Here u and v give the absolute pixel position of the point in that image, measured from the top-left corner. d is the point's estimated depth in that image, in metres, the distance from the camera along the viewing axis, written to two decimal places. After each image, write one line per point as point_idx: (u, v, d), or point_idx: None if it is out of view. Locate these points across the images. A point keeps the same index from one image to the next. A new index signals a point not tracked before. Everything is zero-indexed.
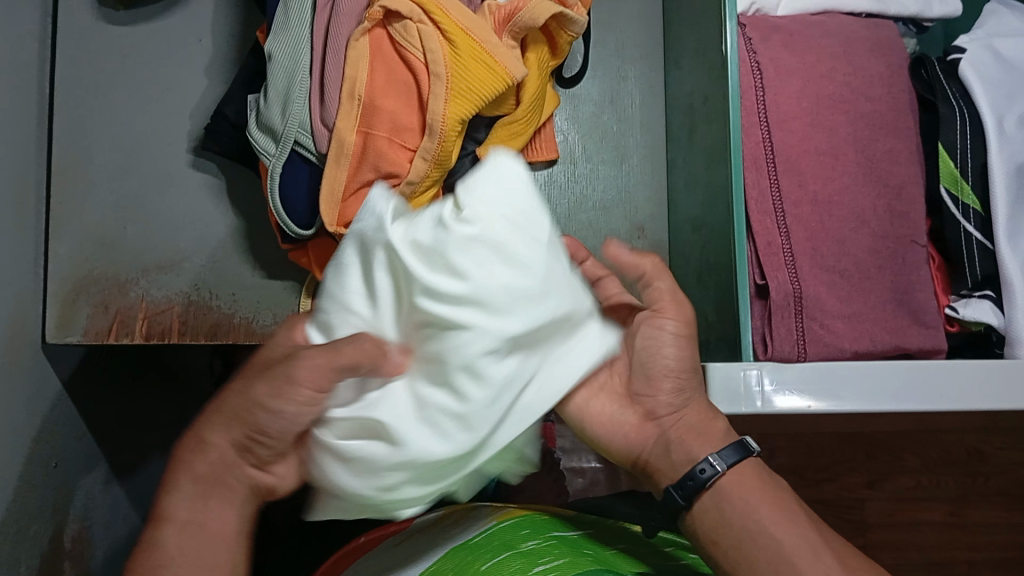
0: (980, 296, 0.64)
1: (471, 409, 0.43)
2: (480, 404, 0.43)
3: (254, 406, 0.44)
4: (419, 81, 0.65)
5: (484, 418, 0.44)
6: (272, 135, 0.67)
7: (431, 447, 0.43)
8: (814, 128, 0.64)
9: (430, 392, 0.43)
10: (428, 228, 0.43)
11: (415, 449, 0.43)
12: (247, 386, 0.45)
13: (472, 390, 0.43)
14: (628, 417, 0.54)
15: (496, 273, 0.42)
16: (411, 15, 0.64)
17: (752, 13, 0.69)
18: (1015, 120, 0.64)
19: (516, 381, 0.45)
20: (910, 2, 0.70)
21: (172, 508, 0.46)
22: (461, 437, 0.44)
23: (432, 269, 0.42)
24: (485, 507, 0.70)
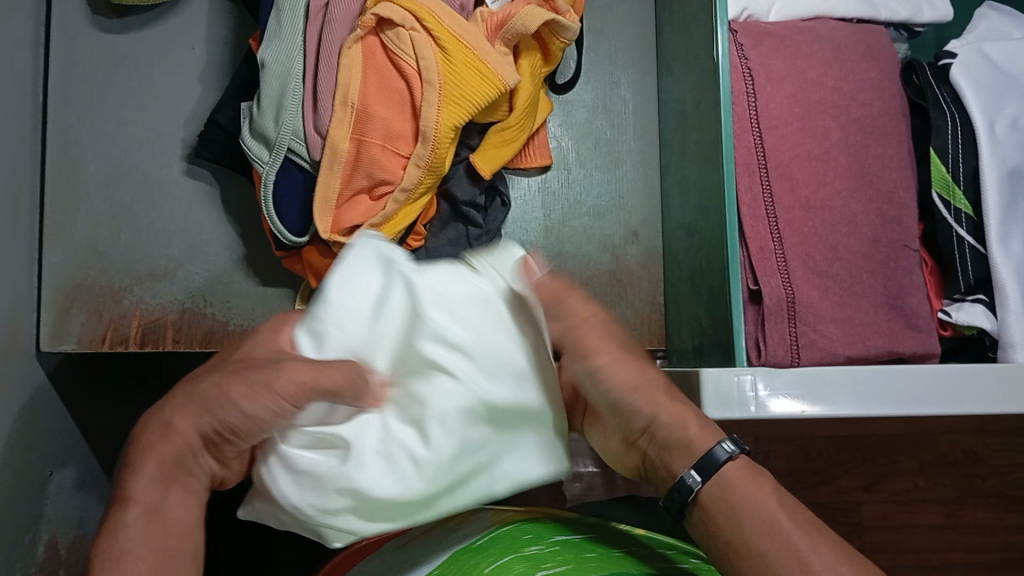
0: (973, 300, 0.64)
1: (434, 461, 0.45)
2: (444, 455, 0.45)
3: (227, 403, 0.42)
4: (413, 89, 0.65)
5: (440, 473, 0.45)
6: (265, 142, 0.67)
7: (384, 486, 0.44)
8: (806, 134, 0.64)
9: (401, 431, 0.45)
10: (445, 280, 0.47)
11: (369, 486, 0.43)
12: (218, 382, 0.43)
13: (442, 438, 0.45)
14: (614, 441, 0.52)
15: (490, 339, 0.46)
16: (404, 22, 0.64)
17: (743, 19, 0.70)
18: (1006, 124, 0.64)
19: (478, 449, 0.46)
20: (901, 7, 0.71)
21: (133, 489, 0.42)
22: (412, 487, 0.45)
23: (439, 314, 0.46)
24: (487, 510, 0.70)
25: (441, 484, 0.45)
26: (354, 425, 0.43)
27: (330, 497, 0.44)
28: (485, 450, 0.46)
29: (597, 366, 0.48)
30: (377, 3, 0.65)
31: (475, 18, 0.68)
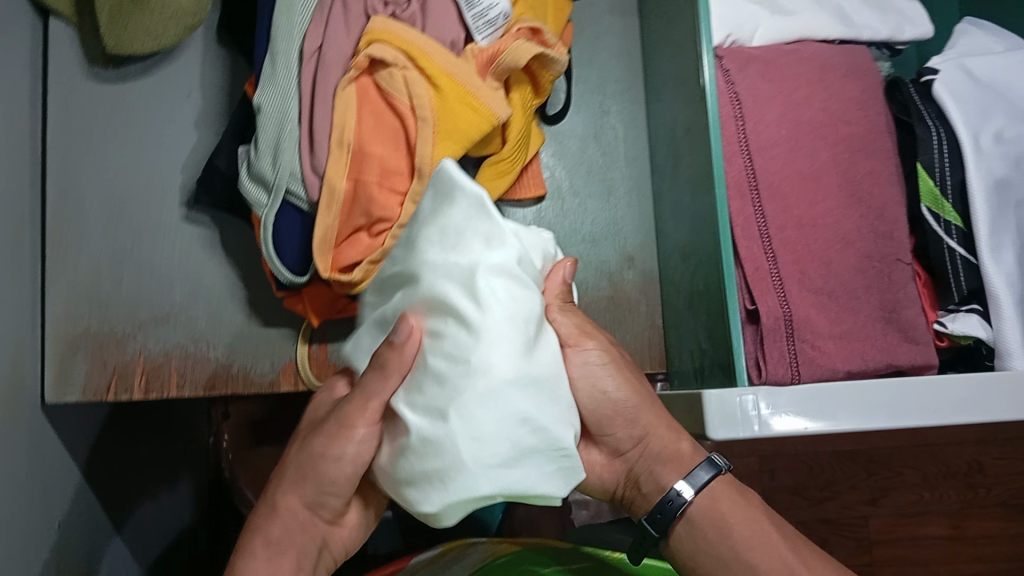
0: (967, 310, 0.65)
1: (496, 418, 0.46)
2: (505, 415, 0.46)
3: (316, 458, 0.56)
4: (407, 126, 0.67)
5: (471, 397, 0.46)
6: (263, 185, 0.68)
7: (451, 439, 0.46)
8: (794, 154, 0.65)
9: (437, 362, 0.47)
10: (438, 228, 0.49)
11: (442, 437, 0.46)
12: (306, 451, 0.58)
13: (505, 393, 0.46)
14: (595, 457, 0.61)
15: (487, 273, 0.47)
16: (396, 62, 0.66)
17: (728, 46, 0.71)
18: (991, 137, 0.65)
19: (504, 379, 0.46)
20: (880, 27, 0.72)
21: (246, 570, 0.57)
22: (477, 449, 0.46)
23: (446, 252, 0.48)
24: (482, 542, 0.69)
25: (507, 449, 0.47)
26: (429, 372, 0.48)
27: (416, 454, 0.48)
28: (508, 383, 0.46)
29: (591, 366, 0.55)
30: (370, 43, 0.67)
31: (466, 54, 0.69)
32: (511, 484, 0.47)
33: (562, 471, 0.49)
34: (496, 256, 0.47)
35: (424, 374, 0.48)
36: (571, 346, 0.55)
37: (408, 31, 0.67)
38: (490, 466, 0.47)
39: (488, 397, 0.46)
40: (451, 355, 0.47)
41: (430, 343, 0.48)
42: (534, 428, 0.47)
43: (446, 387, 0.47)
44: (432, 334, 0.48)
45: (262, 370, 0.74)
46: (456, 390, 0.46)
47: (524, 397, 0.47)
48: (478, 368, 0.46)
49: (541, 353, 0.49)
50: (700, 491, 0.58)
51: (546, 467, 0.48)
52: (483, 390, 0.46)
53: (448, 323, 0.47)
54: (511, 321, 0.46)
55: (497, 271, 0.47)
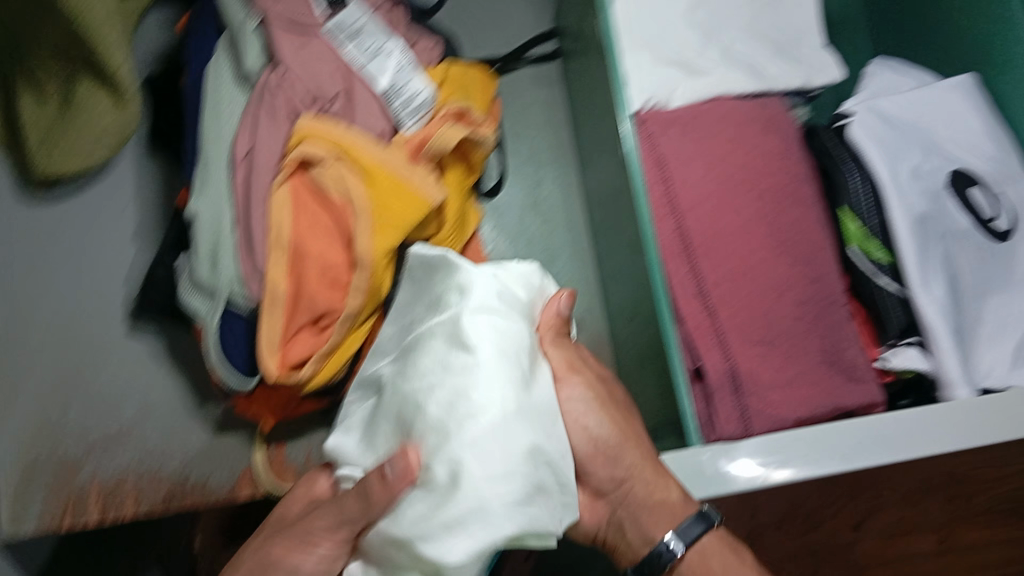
0: (907, 344, 0.67)
1: (506, 451, 0.47)
2: (513, 448, 0.48)
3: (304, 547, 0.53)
4: (342, 219, 0.67)
5: (478, 430, 0.47)
6: (204, 294, 0.69)
7: (467, 480, 0.46)
8: (721, 211, 0.67)
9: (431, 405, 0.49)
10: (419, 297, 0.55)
11: (457, 480, 0.46)
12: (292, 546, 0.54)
13: (509, 427, 0.48)
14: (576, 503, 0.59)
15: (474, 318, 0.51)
16: (328, 156, 0.67)
17: (649, 107, 0.71)
18: (908, 174, 0.67)
19: (508, 410, 0.48)
20: (792, 78, 0.74)
21: None
22: (494, 486, 0.47)
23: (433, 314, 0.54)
24: None
25: (521, 483, 0.48)
26: (429, 426, 0.48)
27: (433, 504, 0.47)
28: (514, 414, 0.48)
29: (576, 403, 0.57)
30: (300, 141, 0.68)
31: (395, 141, 0.70)
32: (530, 522, 0.47)
33: (564, 506, 0.50)
34: (478, 303, 0.52)
35: (424, 430, 0.48)
36: (560, 381, 0.56)
37: (336, 125, 0.68)
38: (509, 506, 0.47)
39: (495, 429, 0.47)
40: (450, 394, 0.48)
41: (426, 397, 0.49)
42: (543, 459, 0.49)
43: (452, 431, 0.47)
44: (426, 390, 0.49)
45: (219, 478, 0.73)
46: (461, 429, 0.47)
47: (528, 429, 0.49)
48: (480, 403, 0.48)
49: (536, 389, 0.51)
50: (690, 546, 0.56)
51: (553, 503, 0.50)
52: (490, 422, 0.47)
53: (442, 374, 0.49)
54: (503, 356, 0.50)
55: (483, 316, 0.51)
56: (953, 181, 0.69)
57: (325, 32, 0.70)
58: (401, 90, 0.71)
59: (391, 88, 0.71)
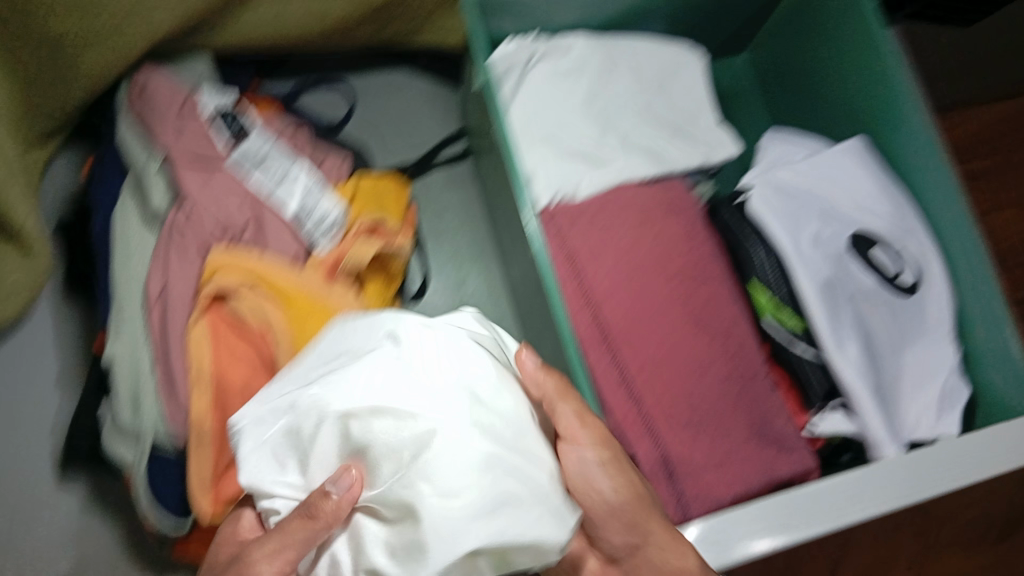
0: (832, 407, 0.68)
1: (465, 465, 0.46)
2: (472, 461, 0.47)
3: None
4: (263, 348, 0.67)
5: (437, 446, 0.46)
6: (128, 440, 0.68)
7: (427, 497, 0.45)
8: (635, 297, 0.68)
9: (378, 424, 0.47)
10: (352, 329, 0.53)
11: (416, 499, 0.45)
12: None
13: (463, 442, 0.47)
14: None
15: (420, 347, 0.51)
16: (244, 284, 0.67)
17: (556, 203, 0.72)
18: (810, 242, 0.68)
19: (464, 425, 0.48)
20: (691, 157, 0.77)
21: None
22: (456, 502, 0.45)
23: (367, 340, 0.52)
24: None
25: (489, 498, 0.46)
26: (382, 453, 0.47)
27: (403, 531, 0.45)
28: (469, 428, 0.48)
29: (586, 466, 0.55)
30: (213, 273, 0.67)
31: (310, 262, 0.70)
32: (497, 532, 0.45)
33: (551, 512, 0.48)
34: (421, 340, 0.52)
35: (379, 456, 0.47)
36: (565, 440, 0.55)
37: (248, 253, 0.68)
38: (474, 518, 0.45)
39: (451, 446, 0.47)
40: (400, 417, 0.47)
41: (372, 426, 0.47)
42: (505, 470, 0.48)
43: (409, 455, 0.46)
44: (370, 417, 0.48)
45: None
46: (416, 454, 0.46)
47: (484, 443, 0.48)
48: (435, 426, 0.47)
49: (497, 411, 0.50)
50: None
51: (530, 511, 0.47)
52: (444, 442, 0.47)
53: (388, 399, 0.48)
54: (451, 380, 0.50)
55: (428, 353, 0.51)
56: (855, 244, 0.70)
57: (229, 165, 0.70)
58: (311, 211, 0.72)
59: (300, 211, 0.71)
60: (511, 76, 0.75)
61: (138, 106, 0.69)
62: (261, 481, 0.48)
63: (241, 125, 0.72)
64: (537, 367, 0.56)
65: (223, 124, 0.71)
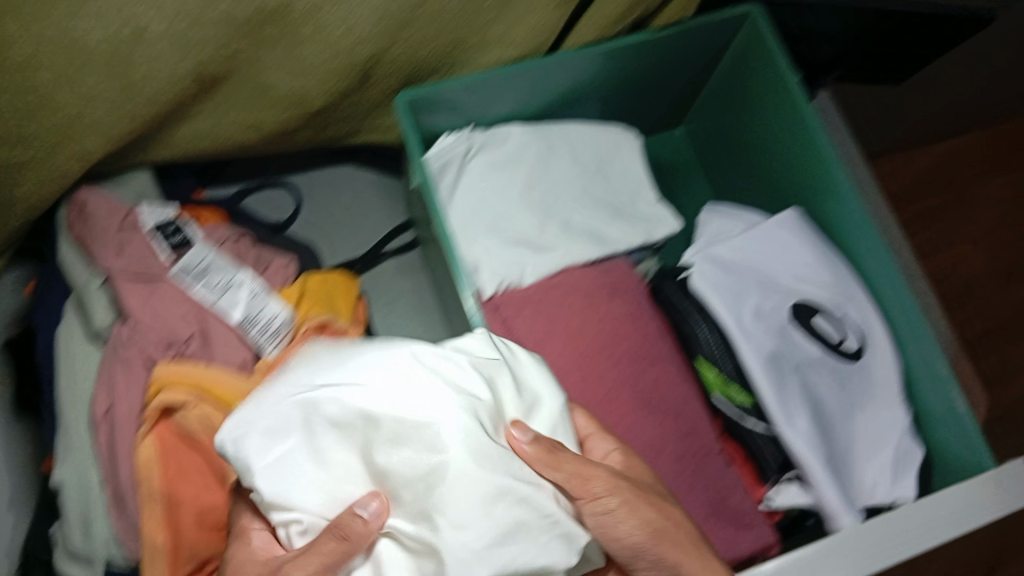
0: (787, 478, 0.68)
1: (474, 495, 0.42)
2: (481, 494, 0.42)
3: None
4: (214, 460, 0.67)
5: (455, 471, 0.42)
6: (81, 565, 0.66)
7: (444, 532, 0.41)
8: (585, 382, 0.69)
9: (392, 450, 0.43)
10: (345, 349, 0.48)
11: (432, 535, 0.42)
12: None
13: (467, 475, 0.42)
14: None
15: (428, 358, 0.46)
16: (188, 401, 0.66)
17: (502, 291, 0.72)
18: (751, 316, 0.69)
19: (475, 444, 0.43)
20: (632, 235, 0.77)
21: None
22: (471, 539, 0.41)
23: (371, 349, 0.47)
24: None
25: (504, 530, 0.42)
26: (401, 482, 0.43)
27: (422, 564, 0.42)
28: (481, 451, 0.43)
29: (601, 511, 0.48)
30: (157, 391, 0.67)
31: (258, 369, 0.69)
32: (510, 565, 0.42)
33: (558, 538, 0.43)
34: (437, 358, 0.46)
35: (392, 485, 0.43)
36: (586, 440, 0.56)
37: (193, 367, 0.68)
38: (489, 547, 0.42)
39: (457, 478, 0.42)
40: (415, 442, 0.43)
41: (384, 455, 0.43)
42: (515, 498, 0.43)
43: (426, 484, 0.42)
44: (382, 445, 0.43)
45: None
46: (429, 485, 0.42)
47: (495, 468, 0.43)
48: (454, 451, 0.42)
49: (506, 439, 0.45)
50: None
51: (540, 537, 0.43)
52: (458, 469, 0.42)
53: (393, 420, 0.44)
54: (465, 402, 0.44)
55: (446, 371, 0.46)
56: (797, 314, 0.71)
57: (172, 276, 0.70)
58: (256, 317, 0.71)
59: (245, 318, 0.70)
60: (448, 170, 0.76)
61: (78, 228, 0.70)
62: (283, 493, 0.43)
63: (184, 234, 0.72)
64: (530, 444, 0.45)
65: (164, 235, 0.71)
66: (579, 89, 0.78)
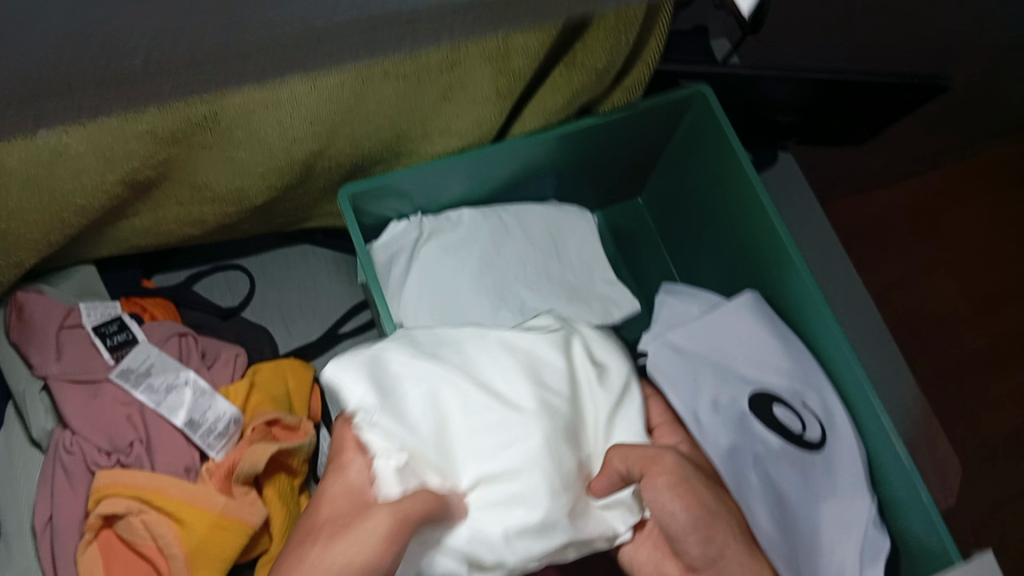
0: None
1: (557, 459, 0.49)
2: (560, 460, 0.49)
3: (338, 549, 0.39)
4: (159, 568, 0.65)
5: (538, 430, 0.49)
6: None
7: (536, 488, 0.47)
8: None
9: (486, 412, 0.50)
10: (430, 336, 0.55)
11: (523, 487, 0.47)
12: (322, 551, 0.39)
13: (548, 442, 0.49)
14: None
15: (509, 351, 0.54)
16: (130, 510, 0.64)
17: None
18: (706, 408, 0.67)
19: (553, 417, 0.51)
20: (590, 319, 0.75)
21: None
22: (556, 496, 0.47)
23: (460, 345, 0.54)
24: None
25: (581, 494, 0.50)
26: (495, 441, 0.48)
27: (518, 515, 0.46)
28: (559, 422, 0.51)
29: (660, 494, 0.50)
30: (99, 500, 0.64)
31: (202, 473, 0.67)
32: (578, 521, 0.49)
33: (616, 504, 0.51)
34: (525, 347, 0.55)
35: (489, 438, 0.49)
36: (656, 431, 0.65)
37: (135, 474, 0.65)
38: (562, 503, 0.48)
39: (544, 443, 0.49)
40: (500, 409, 0.50)
41: (480, 417, 0.49)
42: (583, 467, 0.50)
43: (521, 442, 0.48)
44: (483, 408, 0.50)
45: None
46: (512, 444, 0.48)
47: (566, 442, 0.50)
48: (544, 419, 0.50)
49: (579, 414, 0.53)
50: None
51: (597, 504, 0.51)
52: (540, 431, 0.49)
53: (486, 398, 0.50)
54: (547, 382, 0.53)
55: (536, 359, 0.54)
56: (754, 405, 0.69)
57: (113, 378, 0.68)
58: (200, 419, 0.68)
59: (189, 421, 0.68)
60: (399, 258, 0.74)
61: (17, 331, 0.67)
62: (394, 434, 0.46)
63: (127, 333, 0.70)
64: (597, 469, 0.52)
65: (104, 337, 0.70)
66: (535, 168, 0.76)
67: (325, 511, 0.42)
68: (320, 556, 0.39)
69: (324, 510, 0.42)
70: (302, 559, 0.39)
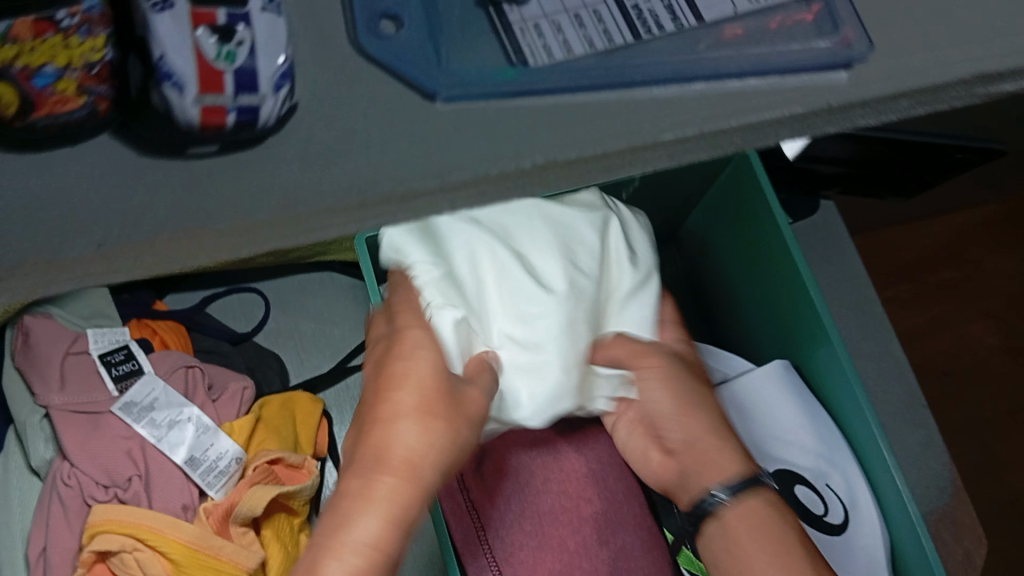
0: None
1: (579, 337, 0.48)
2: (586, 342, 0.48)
3: (385, 434, 0.39)
4: None
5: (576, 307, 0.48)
6: None
7: (556, 366, 0.46)
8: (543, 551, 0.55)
9: (528, 278, 0.48)
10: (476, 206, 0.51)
11: (543, 363, 0.46)
12: (378, 435, 0.39)
13: (575, 320, 0.48)
14: None
15: (552, 217, 0.52)
16: (124, 548, 0.62)
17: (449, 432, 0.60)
18: None
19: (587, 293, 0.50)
20: None
21: None
22: (571, 375, 0.47)
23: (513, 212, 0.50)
24: None
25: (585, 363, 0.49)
26: (530, 313, 0.47)
27: (530, 388, 0.47)
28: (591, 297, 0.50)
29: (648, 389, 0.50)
30: (93, 536, 0.62)
31: (199, 513, 0.65)
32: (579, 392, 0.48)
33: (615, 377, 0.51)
34: (565, 219, 0.53)
35: (525, 309, 0.47)
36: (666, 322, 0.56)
37: (131, 511, 0.63)
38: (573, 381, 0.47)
39: (572, 321, 0.48)
40: (539, 280, 0.48)
41: (521, 285, 0.48)
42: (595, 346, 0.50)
43: (543, 319, 0.47)
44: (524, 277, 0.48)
45: None
46: (548, 318, 0.47)
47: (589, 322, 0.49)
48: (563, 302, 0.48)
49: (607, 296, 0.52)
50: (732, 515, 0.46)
51: (601, 373, 0.51)
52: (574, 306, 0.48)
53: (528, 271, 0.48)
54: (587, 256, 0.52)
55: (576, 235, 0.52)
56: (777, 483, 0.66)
57: (115, 411, 0.67)
58: (202, 456, 0.67)
59: (190, 459, 0.67)
60: None
61: (19, 356, 0.66)
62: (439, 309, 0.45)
63: (133, 363, 0.69)
64: (625, 348, 0.50)
65: (109, 365, 0.69)
66: None
67: (394, 379, 0.40)
68: (407, 438, 0.38)
69: (396, 379, 0.40)
70: (390, 434, 0.38)
